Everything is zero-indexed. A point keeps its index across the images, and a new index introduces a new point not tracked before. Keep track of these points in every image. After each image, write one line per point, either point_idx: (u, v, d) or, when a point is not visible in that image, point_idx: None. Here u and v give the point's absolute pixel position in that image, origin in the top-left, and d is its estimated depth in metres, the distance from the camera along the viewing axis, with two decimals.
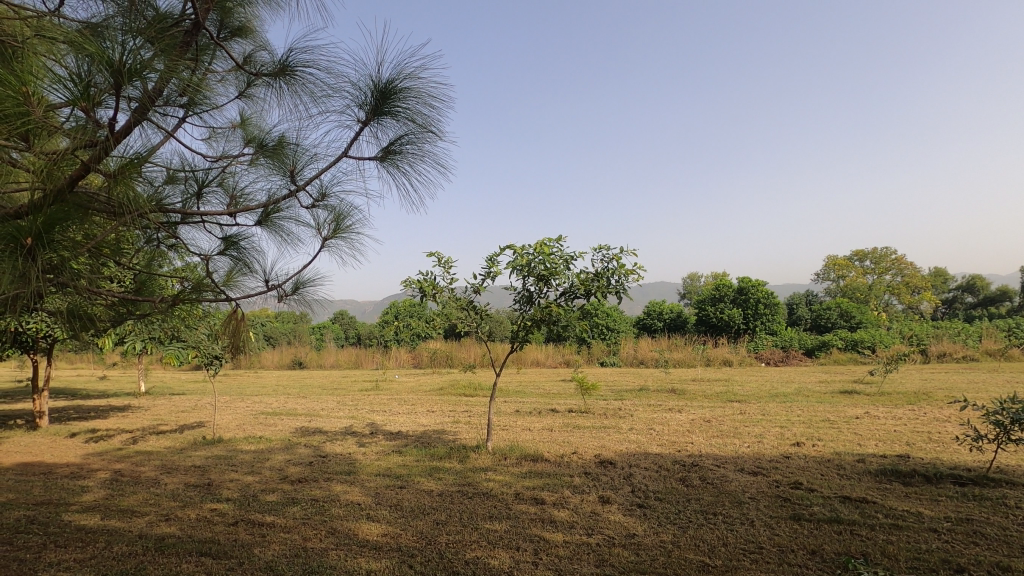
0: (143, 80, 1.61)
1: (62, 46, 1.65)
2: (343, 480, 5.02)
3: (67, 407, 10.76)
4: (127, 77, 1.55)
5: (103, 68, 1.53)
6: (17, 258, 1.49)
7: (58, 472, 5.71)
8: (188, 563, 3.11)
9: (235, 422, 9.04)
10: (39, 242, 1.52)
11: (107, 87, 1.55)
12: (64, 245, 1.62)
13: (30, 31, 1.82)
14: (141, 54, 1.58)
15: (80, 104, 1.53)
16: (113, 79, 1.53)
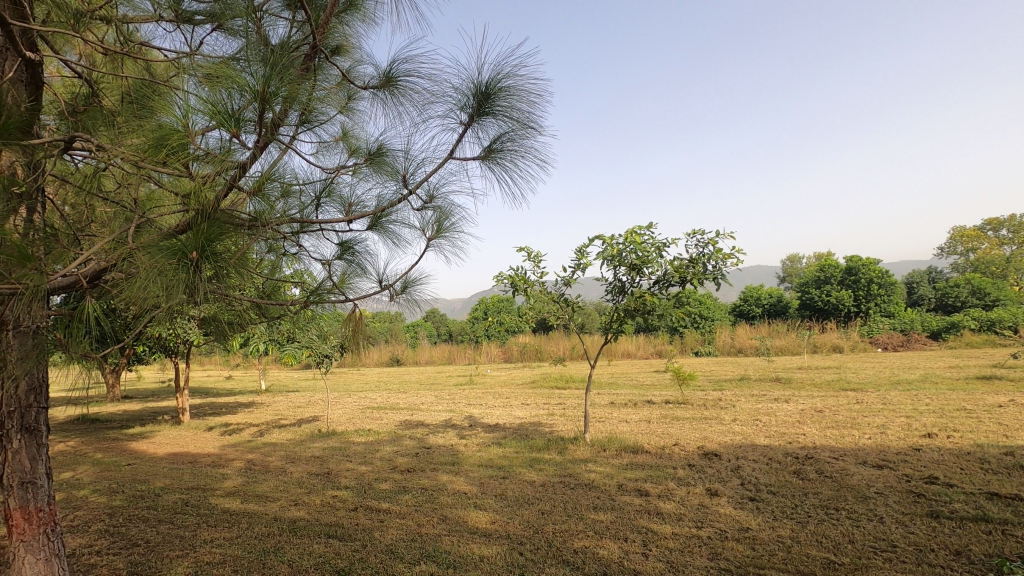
0: (278, 105, 1.76)
1: (208, 82, 1.85)
2: (449, 471, 5.24)
3: (203, 404, 12.07)
4: (269, 103, 1.70)
5: (250, 97, 1.69)
6: (187, 270, 1.71)
7: (202, 461, 6.44)
8: (319, 544, 3.39)
9: (344, 416, 9.70)
10: (203, 255, 1.73)
11: (253, 117, 1.72)
12: (221, 257, 1.82)
13: (180, 73, 2.05)
14: (277, 80, 1.74)
15: (229, 129, 1.67)
16: (257, 105, 1.69)
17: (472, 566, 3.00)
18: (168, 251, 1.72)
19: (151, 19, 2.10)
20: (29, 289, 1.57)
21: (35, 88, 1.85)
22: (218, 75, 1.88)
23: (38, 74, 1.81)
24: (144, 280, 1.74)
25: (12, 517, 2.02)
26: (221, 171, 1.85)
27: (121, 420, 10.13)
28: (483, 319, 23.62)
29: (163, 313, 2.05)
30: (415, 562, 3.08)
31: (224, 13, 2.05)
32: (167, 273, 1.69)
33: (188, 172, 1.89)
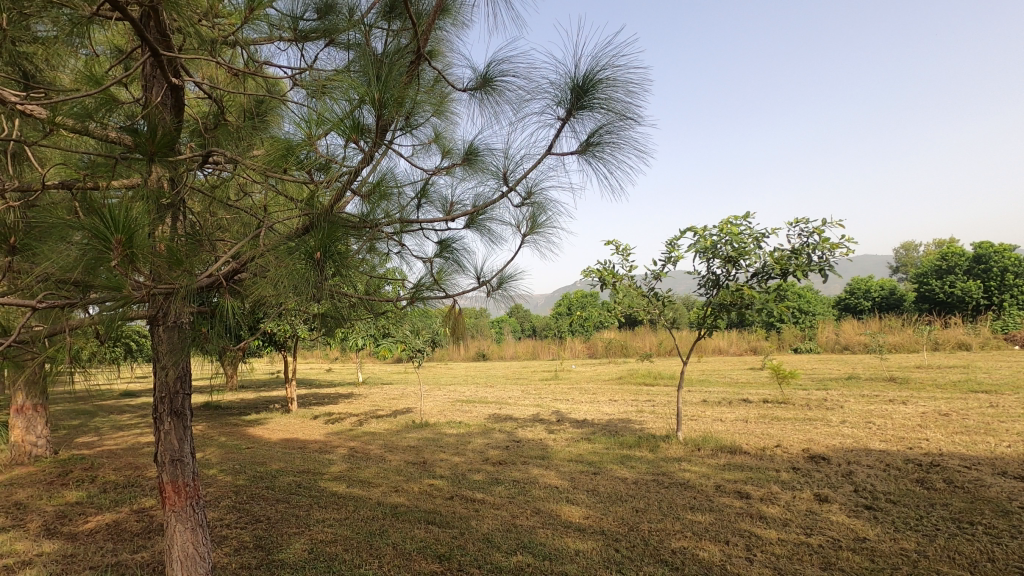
0: (396, 110, 1.81)
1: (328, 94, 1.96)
2: (539, 464, 5.30)
3: (308, 395, 13.03)
4: (387, 110, 1.76)
5: (370, 105, 1.76)
6: (313, 269, 1.85)
7: (310, 446, 6.96)
8: (420, 529, 3.55)
9: (436, 408, 10.08)
10: (326, 256, 1.85)
11: (372, 124, 1.79)
12: (341, 258, 1.93)
13: (301, 88, 2.20)
14: (393, 88, 1.79)
15: (350, 136, 1.75)
16: (377, 113, 1.75)
17: (569, 560, 3.01)
18: (296, 254, 1.87)
19: (271, 40, 2.26)
20: (181, 287, 1.77)
21: (178, 109, 2.08)
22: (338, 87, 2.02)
23: (180, 97, 2.04)
24: (275, 279, 1.91)
25: (166, 489, 2.27)
26: (341, 176, 1.98)
27: (240, 407, 11.17)
28: (568, 315, 23.55)
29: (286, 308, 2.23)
30: (511, 552, 3.14)
31: (336, 29, 2.19)
32: (297, 273, 1.83)
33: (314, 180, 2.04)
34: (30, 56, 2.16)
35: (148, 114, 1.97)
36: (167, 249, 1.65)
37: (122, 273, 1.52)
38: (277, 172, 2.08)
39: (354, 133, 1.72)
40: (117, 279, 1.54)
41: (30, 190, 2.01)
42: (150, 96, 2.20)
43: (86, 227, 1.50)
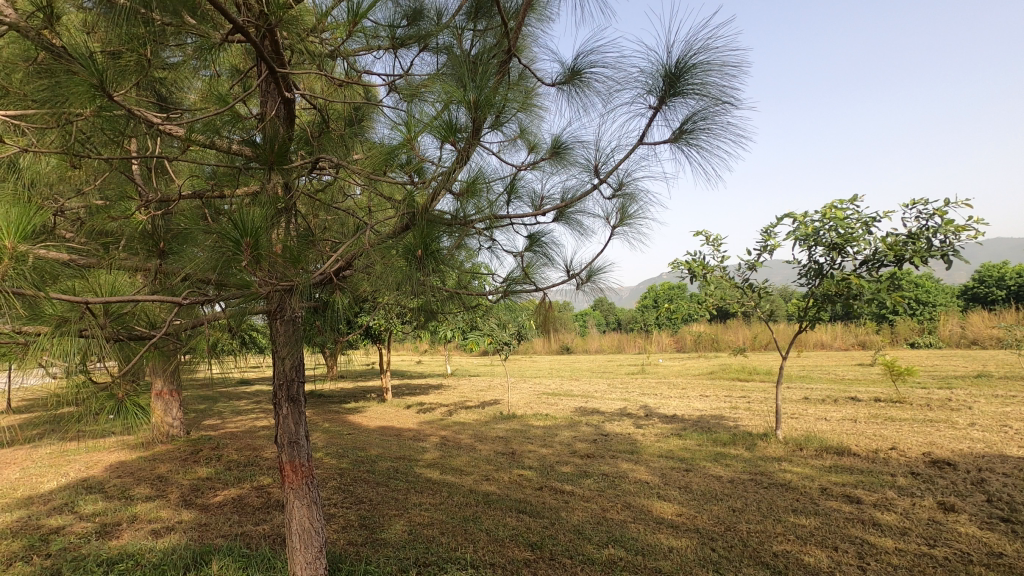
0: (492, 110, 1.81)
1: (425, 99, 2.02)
2: (628, 459, 5.23)
3: (402, 385, 13.71)
4: (484, 110, 1.75)
5: (466, 106, 1.77)
6: (415, 267, 1.94)
7: (406, 434, 7.32)
8: (512, 517, 3.63)
9: (523, 400, 10.23)
10: (427, 254, 1.93)
11: (469, 124, 1.80)
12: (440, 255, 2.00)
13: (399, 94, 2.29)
14: (488, 88, 1.79)
15: (449, 139, 1.77)
16: (474, 113, 1.76)
17: (662, 556, 2.96)
18: (399, 252, 1.97)
19: (369, 50, 2.38)
20: (299, 284, 1.93)
21: (290, 120, 2.26)
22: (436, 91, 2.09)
23: (291, 109, 2.22)
24: (381, 276, 2.03)
25: (285, 469, 2.48)
26: (436, 176, 2.04)
27: (341, 396, 11.97)
28: (654, 307, 22.94)
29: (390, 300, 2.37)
30: (602, 544, 3.14)
31: (430, 35, 2.25)
32: (401, 269, 1.94)
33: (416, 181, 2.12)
34: (165, 81, 2.43)
35: (265, 127, 2.16)
36: (287, 249, 1.82)
37: (249, 272, 1.70)
38: (378, 174, 2.18)
39: (453, 136, 1.75)
40: (246, 276, 1.72)
41: (170, 200, 2.28)
42: (266, 109, 2.40)
43: (219, 231, 1.68)
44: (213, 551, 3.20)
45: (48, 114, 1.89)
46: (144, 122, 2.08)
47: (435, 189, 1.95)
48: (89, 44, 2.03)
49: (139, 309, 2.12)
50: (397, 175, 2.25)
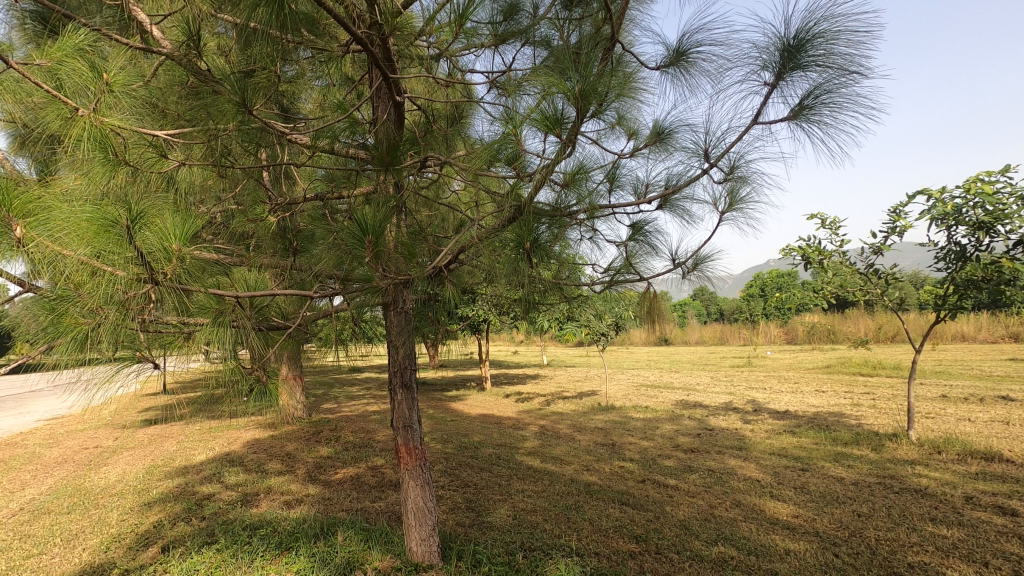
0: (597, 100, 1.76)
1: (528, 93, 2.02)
2: (736, 455, 5.00)
3: (499, 375, 14.04)
4: (590, 101, 1.71)
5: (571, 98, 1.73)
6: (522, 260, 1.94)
7: (506, 422, 7.51)
8: (615, 509, 3.61)
9: (622, 392, 10.09)
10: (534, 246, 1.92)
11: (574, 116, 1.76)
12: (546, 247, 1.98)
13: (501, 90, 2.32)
14: (594, 78, 1.74)
15: (555, 132, 1.74)
16: (579, 105, 1.72)
17: (779, 558, 2.81)
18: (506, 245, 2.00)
19: (470, 49, 2.43)
20: (414, 277, 2.04)
21: (399, 122, 2.37)
22: (538, 84, 2.07)
23: (401, 111, 2.34)
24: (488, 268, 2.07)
25: (401, 451, 2.64)
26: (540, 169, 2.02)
27: (443, 384, 12.52)
28: (761, 296, 21.58)
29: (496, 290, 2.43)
30: (711, 542, 3.04)
31: (529, 29, 2.24)
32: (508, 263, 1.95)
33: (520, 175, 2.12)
34: (288, 94, 2.66)
35: (378, 130, 2.30)
36: (403, 244, 1.92)
37: (372, 267, 1.83)
38: (482, 170, 2.22)
39: (559, 128, 1.71)
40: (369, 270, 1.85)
41: (296, 203, 2.50)
42: (377, 114, 2.55)
43: (345, 228, 1.82)
44: (338, 523, 3.49)
45: (199, 131, 2.15)
46: (274, 133, 2.29)
47: (540, 182, 1.93)
48: (228, 66, 2.26)
49: (275, 301, 2.35)
50: (499, 169, 2.26)
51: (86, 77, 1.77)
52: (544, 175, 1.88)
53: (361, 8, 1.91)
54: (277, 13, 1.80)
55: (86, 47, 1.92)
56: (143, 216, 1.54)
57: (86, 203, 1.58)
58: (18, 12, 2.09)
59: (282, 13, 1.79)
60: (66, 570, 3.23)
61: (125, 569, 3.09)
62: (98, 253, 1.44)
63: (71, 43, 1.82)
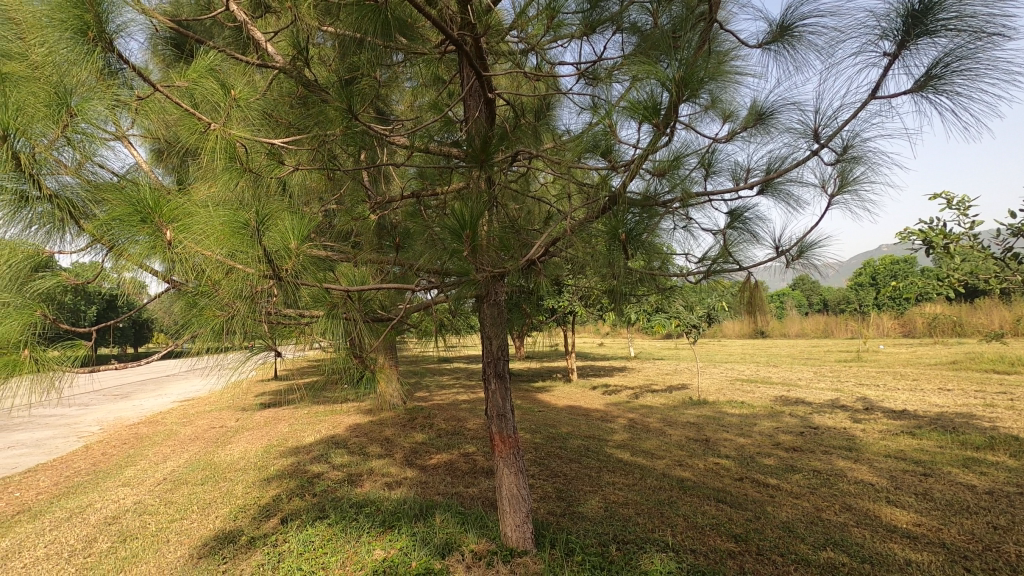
0: (696, 85, 1.67)
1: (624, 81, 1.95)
2: (846, 456, 4.65)
3: (586, 367, 13.98)
4: (689, 86, 1.63)
5: (668, 85, 1.66)
6: (618, 251, 1.91)
7: (594, 414, 7.47)
8: (710, 506, 3.50)
9: (715, 386, 9.70)
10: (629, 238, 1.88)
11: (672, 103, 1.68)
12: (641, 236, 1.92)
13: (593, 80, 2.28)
14: (694, 62, 1.65)
15: (652, 121, 1.68)
16: (677, 92, 1.64)
17: (897, 568, 2.60)
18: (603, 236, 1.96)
19: (559, 41, 2.41)
20: (510, 271, 2.09)
21: (491, 119, 2.41)
22: (631, 72, 2.00)
23: (492, 108, 2.38)
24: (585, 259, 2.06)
25: (496, 438, 2.71)
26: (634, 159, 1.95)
27: (529, 375, 12.69)
28: (872, 285, 19.78)
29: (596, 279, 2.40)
30: (819, 546, 2.86)
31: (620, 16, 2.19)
32: (606, 252, 1.91)
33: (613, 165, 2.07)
34: (383, 97, 2.80)
35: (471, 127, 2.35)
36: (498, 239, 1.96)
37: (470, 261, 1.89)
38: (574, 163, 2.19)
39: (656, 114, 1.66)
40: (467, 265, 1.92)
41: (394, 201, 2.64)
42: (469, 113, 2.61)
43: (444, 225, 1.89)
44: (435, 505, 3.67)
45: (309, 138, 2.33)
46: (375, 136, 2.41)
47: (634, 172, 1.88)
48: (331, 75, 2.41)
49: (379, 294, 2.49)
50: (589, 161, 2.23)
51: (218, 95, 2.00)
52: (639, 164, 1.83)
53: (453, 10, 1.96)
54: (378, 22, 1.90)
55: (214, 67, 2.13)
56: (268, 218, 1.72)
57: (220, 207, 1.77)
58: (155, 40, 2.34)
59: (381, 21, 1.88)
60: (204, 534, 3.64)
61: (251, 536, 3.45)
62: (232, 251, 1.63)
63: (202, 65, 2.04)
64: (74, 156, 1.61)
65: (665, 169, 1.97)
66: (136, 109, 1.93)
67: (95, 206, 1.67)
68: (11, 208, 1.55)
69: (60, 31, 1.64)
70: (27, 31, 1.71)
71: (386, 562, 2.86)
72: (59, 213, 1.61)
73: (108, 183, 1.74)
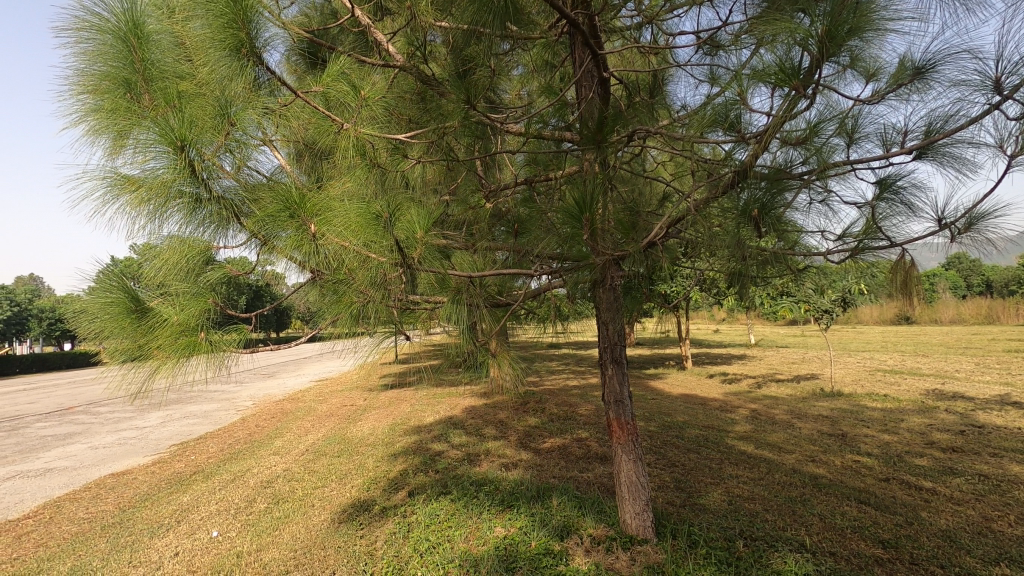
0: (844, 39, 1.48)
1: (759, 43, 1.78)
2: (1022, 461, 4.01)
3: (701, 354, 13.38)
4: (837, 40, 1.45)
5: (811, 42, 1.49)
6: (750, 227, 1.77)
7: (712, 404, 7.13)
8: (851, 507, 3.20)
9: (851, 377, 8.83)
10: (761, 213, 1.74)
11: (814, 61, 1.51)
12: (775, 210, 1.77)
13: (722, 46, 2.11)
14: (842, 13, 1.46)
15: (790, 84, 1.51)
16: (821, 49, 1.47)
17: None
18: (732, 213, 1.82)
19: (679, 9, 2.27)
20: (631, 254, 2.04)
21: (605, 100, 2.35)
22: (765, 33, 1.83)
23: (607, 88, 2.31)
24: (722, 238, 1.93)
25: (613, 424, 2.67)
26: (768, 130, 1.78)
27: (640, 362, 12.41)
28: None
29: (733, 266, 2.27)
30: (989, 561, 2.51)
31: None
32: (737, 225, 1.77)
33: (741, 136, 1.92)
34: (495, 87, 2.84)
35: (586, 108, 2.30)
36: (618, 221, 1.91)
37: (590, 245, 1.87)
38: (700, 139, 2.05)
39: (795, 77, 1.50)
40: (586, 249, 1.90)
41: (507, 188, 2.69)
42: (583, 95, 2.56)
43: (563, 209, 1.89)
44: (552, 488, 3.72)
45: (428, 131, 2.43)
46: (489, 125, 2.46)
47: (766, 143, 1.72)
48: (446, 68, 2.49)
49: (496, 280, 2.55)
50: (713, 134, 2.09)
51: (349, 95, 2.17)
52: (772, 134, 1.67)
53: None
54: (495, 11, 1.91)
55: (344, 71, 2.28)
56: (397, 209, 1.84)
57: (354, 201, 1.91)
58: (291, 52, 2.55)
59: (496, 10, 1.90)
60: (343, 501, 4.01)
61: (383, 506, 3.73)
62: (368, 242, 1.76)
63: (335, 71, 2.20)
64: (233, 161, 1.82)
65: (805, 138, 1.78)
66: (280, 116, 2.13)
67: (251, 205, 1.87)
68: (189, 209, 1.77)
69: (220, 51, 1.85)
70: (195, 53, 1.93)
71: (507, 539, 2.96)
72: (224, 213, 1.84)
73: (260, 183, 1.95)
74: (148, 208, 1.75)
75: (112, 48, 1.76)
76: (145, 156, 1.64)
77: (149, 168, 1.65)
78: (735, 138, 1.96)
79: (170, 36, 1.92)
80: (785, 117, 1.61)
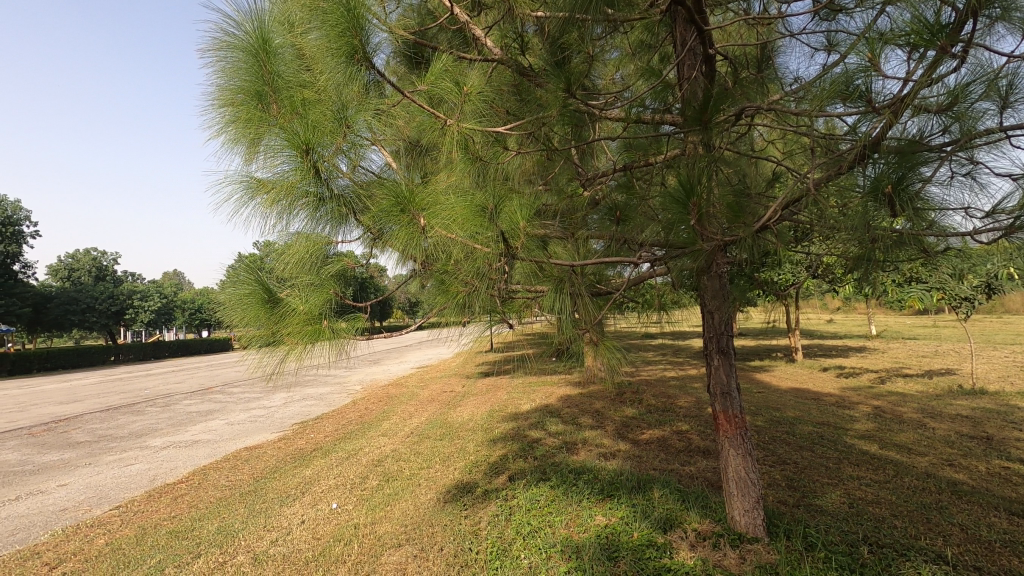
0: None
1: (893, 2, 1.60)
2: None
3: (813, 346, 12.41)
4: None
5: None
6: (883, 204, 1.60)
7: (827, 399, 6.61)
8: (1000, 519, 2.84)
9: (997, 373, 7.79)
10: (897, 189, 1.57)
11: (965, 16, 1.33)
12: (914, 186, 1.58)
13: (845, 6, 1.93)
14: None
15: (934, 44, 1.35)
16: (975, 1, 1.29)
17: None
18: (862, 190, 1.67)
19: None
20: (742, 238, 1.93)
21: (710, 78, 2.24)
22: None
23: (713, 66, 2.20)
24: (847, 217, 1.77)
25: (720, 417, 2.56)
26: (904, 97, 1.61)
27: (744, 353, 11.75)
28: None
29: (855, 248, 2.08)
30: None
31: None
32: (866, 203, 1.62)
33: (870, 107, 1.74)
34: (591, 73, 2.80)
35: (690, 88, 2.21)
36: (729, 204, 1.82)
37: (699, 230, 1.79)
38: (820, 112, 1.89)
39: (942, 34, 1.33)
40: (694, 235, 1.83)
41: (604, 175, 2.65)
42: (685, 75, 2.45)
43: (668, 194, 1.83)
44: (653, 480, 3.65)
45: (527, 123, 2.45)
46: (588, 113, 2.43)
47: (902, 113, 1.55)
48: (544, 58, 2.49)
49: (595, 269, 2.53)
50: (833, 107, 1.91)
51: (452, 92, 2.24)
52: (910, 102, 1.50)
53: None
54: None
55: (447, 68, 2.35)
56: (500, 200, 1.88)
57: (460, 194, 1.98)
58: (396, 55, 2.67)
59: None
60: (447, 482, 4.20)
61: (485, 488, 3.87)
62: (475, 234, 1.81)
63: (438, 68, 2.27)
64: (348, 162, 1.96)
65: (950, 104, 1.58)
66: (388, 116, 2.25)
67: (365, 201, 2.01)
68: (312, 207, 1.93)
69: (336, 59, 2.00)
70: (314, 63, 2.08)
71: (608, 529, 2.96)
72: (342, 210, 2.00)
73: (372, 180, 2.08)
74: (278, 208, 1.93)
75: (246, 65, 1.94)
76: (275, 161, 1.80)
77: (278, 171, 1.81)
78: (862, 110, 1.78)
79: (292, 48, 2.07)
80: (927, 81, 1.44)
